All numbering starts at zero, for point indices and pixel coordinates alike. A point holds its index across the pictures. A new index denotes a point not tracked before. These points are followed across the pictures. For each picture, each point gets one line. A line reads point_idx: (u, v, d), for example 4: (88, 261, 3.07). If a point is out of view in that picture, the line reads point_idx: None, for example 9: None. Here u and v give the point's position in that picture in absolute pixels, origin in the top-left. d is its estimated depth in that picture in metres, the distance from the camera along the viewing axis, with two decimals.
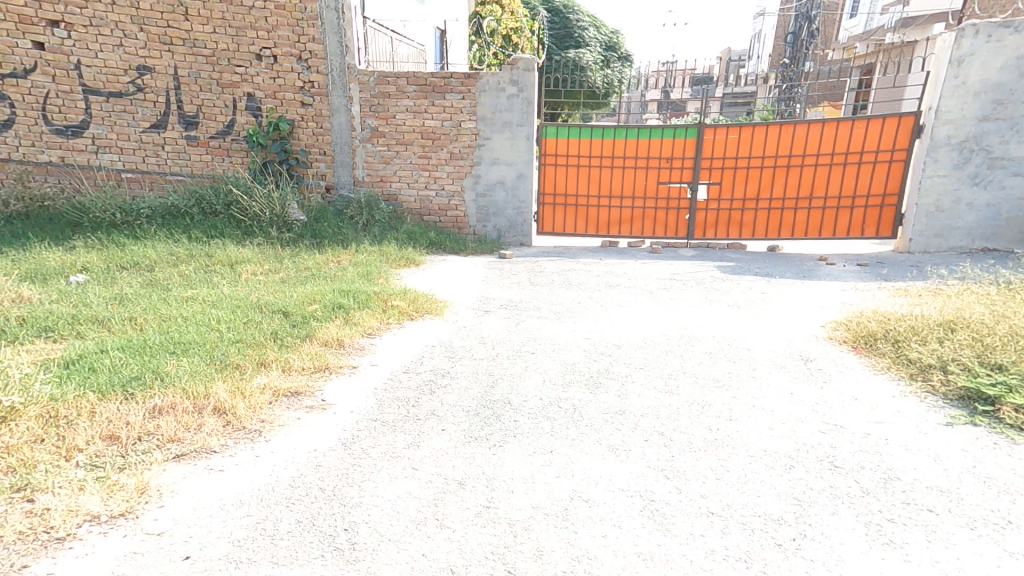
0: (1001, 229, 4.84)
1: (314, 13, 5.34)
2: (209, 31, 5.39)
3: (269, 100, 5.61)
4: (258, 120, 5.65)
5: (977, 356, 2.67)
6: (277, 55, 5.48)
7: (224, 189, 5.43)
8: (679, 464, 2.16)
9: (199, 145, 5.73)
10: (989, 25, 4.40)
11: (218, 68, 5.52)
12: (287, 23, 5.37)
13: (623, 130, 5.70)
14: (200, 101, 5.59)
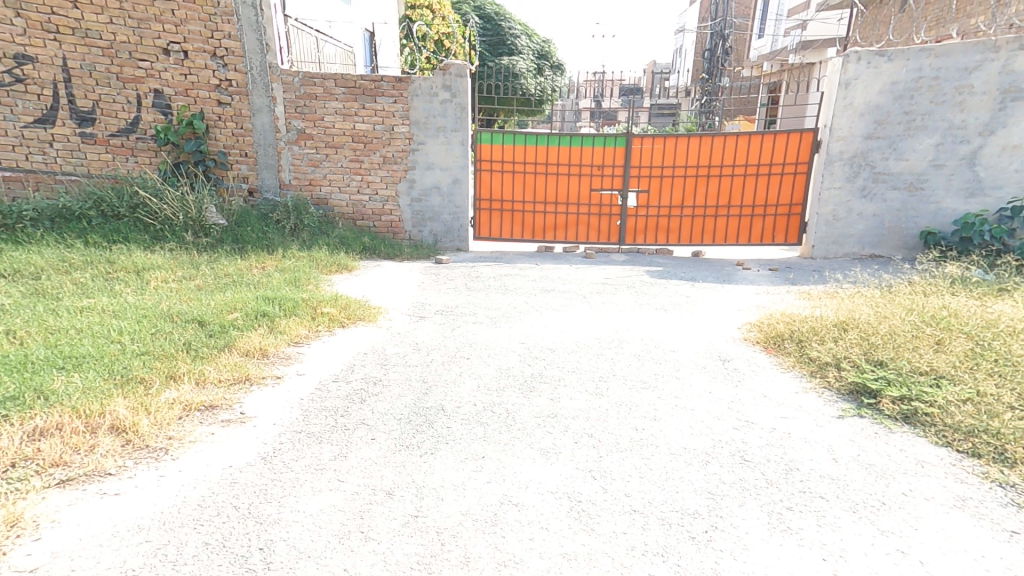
0: (886, 237, 5.29)
1: (228, 8, 5.13)
2: (104, 21, 5.06)
3: (180, 97, 5.33)
4: (167, 118, 5.36)
5: (864, 353, 2.95)
6: (186, 50, 5.22)
7: (127, 191, 5.10)
8: (606, 464, 2.25)
9: (96, 144, 5.36)
10: (869, 52, 4.87)
11: (117, 62, 5.18)
12: (197, 18, 5.13)
13: (555, 138, 5.84)
14: (96, 95, 5.23)
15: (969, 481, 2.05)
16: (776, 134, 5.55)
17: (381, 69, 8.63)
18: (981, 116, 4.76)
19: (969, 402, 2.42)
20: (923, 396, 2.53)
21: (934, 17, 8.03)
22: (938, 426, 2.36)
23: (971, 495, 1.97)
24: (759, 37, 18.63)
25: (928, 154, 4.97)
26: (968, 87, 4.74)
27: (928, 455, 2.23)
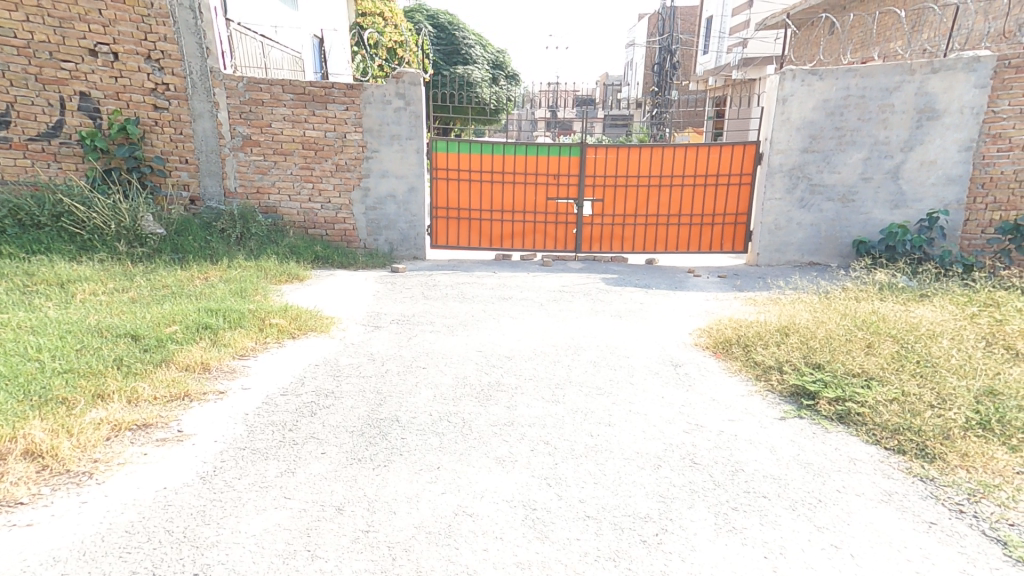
0: (822, 245, 5.56)
1: (163, 9, 4.95)
2: (20, 19, 4.78)
3: (111, 101, 5.10)
4: (96, 122, 5.11)
5: (804, 357, 3.09)
6: (117, 52, 5.00)
7: (51, 198, 4.80)
8: (561, 471, 2.26)
9: (11, 149, 5.05)
10: (803, 71, 5.15)
11: (37, 62, 4.90)
12: (129, 19, 4.93)
13: (511, 147, 5.88)
14: (11, 97, 4.93)
15: (895, 476, 2.17)
16: (720, 147, 5.78)
17: (332, 76, 8.50)
18: (902, 132, 5.08)
19: (895, 402, 2.57)
20: (856, 396, 2.67)
21: (858, 40, 8.60)
22: (868, 425, 2.50)
23: (896, 489, 2.09)
24: (704, 54, 19.38)
25: (858, 168, 5.27)
26: (890, 105, 5.06)
27: (860, 453, 2.35)
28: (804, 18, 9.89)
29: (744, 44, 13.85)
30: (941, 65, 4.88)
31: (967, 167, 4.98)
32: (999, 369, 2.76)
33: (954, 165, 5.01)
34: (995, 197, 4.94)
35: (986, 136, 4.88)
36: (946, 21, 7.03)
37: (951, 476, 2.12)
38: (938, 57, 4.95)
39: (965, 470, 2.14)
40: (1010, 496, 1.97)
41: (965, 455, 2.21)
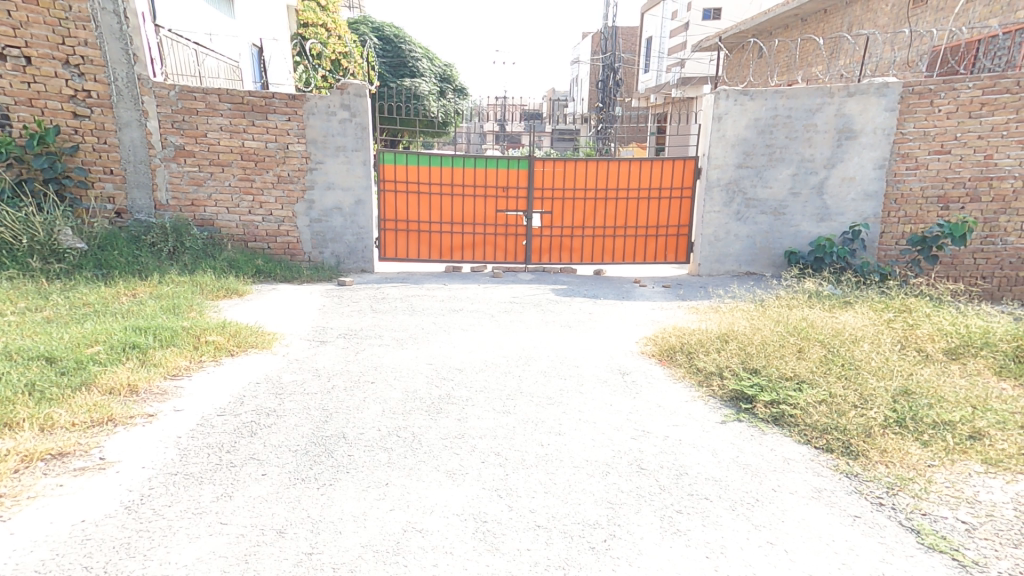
0: (758, 255, 5.85)
1: (83, 13, 4.69)
2: None
3: (25, 108, 4.78)
4: (8, 130, 4.77)
5: (742, 362, 3.24)
6: (31, 57, 4.69)
7: None
8: (512, 482, 2.26)
9: None
10: (735, 91, 5.44)
11: None
12: (44, 22, 4.64)
13: (460, 159, 5.90)
14: None
15: (824, 473, 2.30)
16: (661, 161, 6.00)
17: (273, 86, 8.27)
18: (825, 150, 5.45)
19: (823, 403, 2.73)
20: (789, 399, 2.82)
21: (784, 64, 9.22)
22: (800, 425, 2.63)
23: (826, 486, 2.22)
24: (643, 72, 20.16)
25: (786, 183, 5.60)
26: (814, 125, 5.43)
27: (793, 452, 2.47)
28: (736, 42, 10.50)
29: (683, 65, 14.54)
30: (856, 90, 5.28)
31: (881, 183, 5.39)
32: (912, 369, 2.98)
33: (870, 182, 5.41)
34: (907, 211, 5.37)
35: (897, 155, 5.30)
36: (859, 49, 7.65)
37: (872, 471, 2.27)
38: (853, 82, 5.36)
39: (885, 466, 2.29)
40: (923, 488, 2.13)
41: (885, 451, 2.36)
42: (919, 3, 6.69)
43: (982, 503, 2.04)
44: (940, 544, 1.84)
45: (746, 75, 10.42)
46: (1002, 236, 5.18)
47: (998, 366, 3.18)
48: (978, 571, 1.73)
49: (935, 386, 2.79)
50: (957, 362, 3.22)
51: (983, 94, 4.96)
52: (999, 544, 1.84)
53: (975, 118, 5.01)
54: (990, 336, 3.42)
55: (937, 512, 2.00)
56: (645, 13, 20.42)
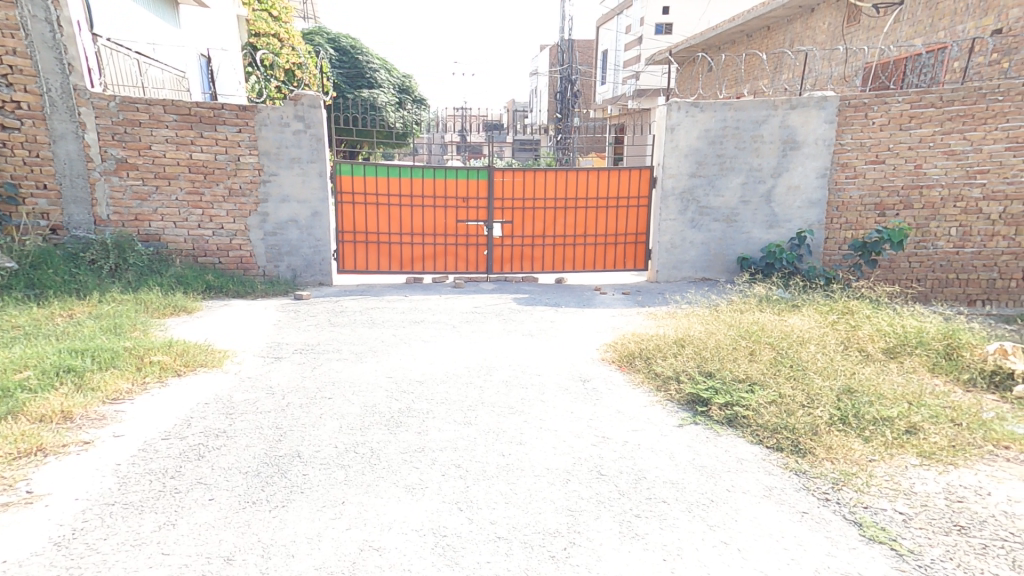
0: (713, 262, 6.03)
1: (11, 21, 4.46)
2: None
3: None
4: None
5: (697, 366, 3.32)
6: None
7: None
8: (473, 494, 2.24)
9: None
10: (686, 103, 5.62)
11: None
12: None
13: (419, 170, 5.87)
14: None
15: (774, 472, 2.37)
16: (619, 171, 6.12)
17: (224, 97, 8.06)
18: (772, 160, 5.68)
19: (773, 403, 2.83)
20: (741, 400, 2.90)
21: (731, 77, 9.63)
22: (752, 426, 2.71)
23: (776, 484, 2.29)
24: (601, 84, 20.67)
25: (737, 192, 5.80)
26: (760, 136, 5.65)
27: (746, 453, 2.54)
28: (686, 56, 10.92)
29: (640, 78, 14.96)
30: (797, 103, 5.53)
31: (824, 192, 5.65)
32: (854, 369, 3.13)
33: (814, 190, 5.67)
34: (847, 218, 5.66)
35: (837, 165, 5.57)
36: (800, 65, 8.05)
37: (819, 468, 2.36)
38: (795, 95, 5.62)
39: (830, 462, 2.39)
40: (864, 482, 2.23)
41: (830, 448, 2.46)
42: (853, 23, 7.12)
43: (917, 494, 2.15)
44: (879, 535, 1.93)
45: (696, 87, 10.82)
46: (933, 241, 5.51)
47: (932, 364, 3.38)
48: (913, 560, 1.81)
49: (875, 384, 2.93)
50: (895, 361, 3.40)
51: (911, 107, 5.27)
52: (931, 532, 1.94)
53: (906, 130, 5.32)
54: (924, 334, 3.61)
55: (877, 505, 2.10)
56: (602, 26, 20.85)
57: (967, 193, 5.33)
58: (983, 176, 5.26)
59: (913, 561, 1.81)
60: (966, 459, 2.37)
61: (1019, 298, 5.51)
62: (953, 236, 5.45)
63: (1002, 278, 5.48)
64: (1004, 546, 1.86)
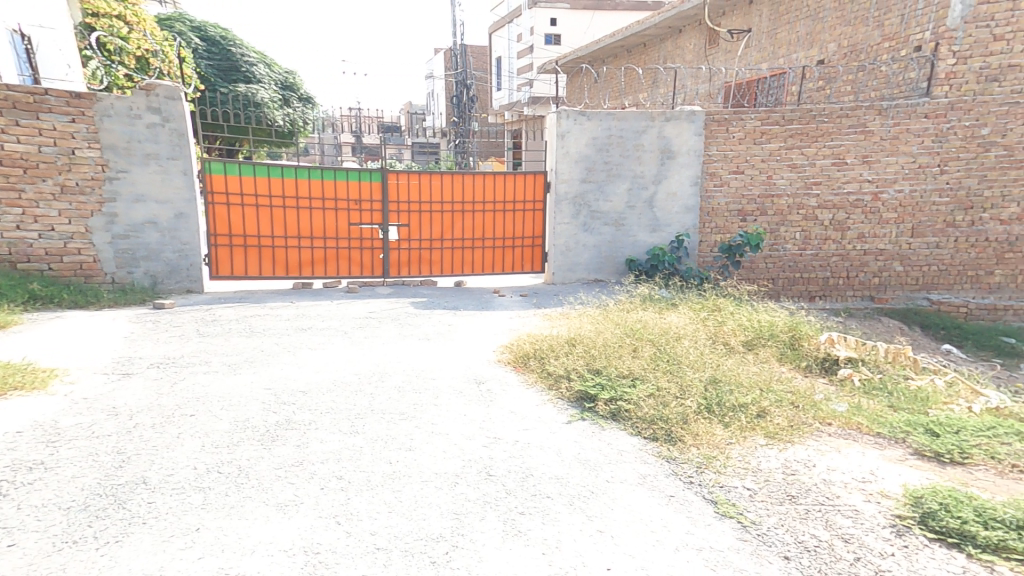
0: (604, 264, 6.32)
1: None
2: None
3: None
4: None
5: (587, 365, 3.45)
6: None
7: None
8: (353, 506, 2.16)
9: None
10: (574, 111, 5.86)
11: None
12: None
13: (306, 171, 5.60)
14: None
15: (650, 461, 2.52)
16: (515, 175, 6.24)
17: (46, 80, 7.03)
18: (652, 168, 6.08)
19: (652, 396, 3.01)
20: (624, 395, 3.06)
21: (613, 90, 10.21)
22: (633, 419, 2.87)
23: (650, 472, 2.43)
24: (497, 90, 21.10)
25: (623, 198, 6.14)
26: (641, 145, 6.03)
27: (626, 445, 2.68)
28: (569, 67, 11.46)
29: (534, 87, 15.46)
30: (671, 116, 5.97)
31: (697, 199, 6.15)
32: (719, 361, 3.42)
33: (689, 197, 6.15)
34: (717, 223, 6.20)
35: (706, 174, 6.09)
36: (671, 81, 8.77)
37: (686, 454, 2.55)
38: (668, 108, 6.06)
39: (695, 448, 2.59)
40: (722, 464, 2.44)
41: (696, 435, 2.66)
42: (713, 46, 8.30)
43: (762, 471, 2.39)
44: (730, 511, 2.12)
45: (582, 98, 11.41)
46: (783, 244, 6.19)
47: (780, 353, 3.81)
48: (755, 530, 2.01)
49: (736, 374, 3.22)
50: (752, 352, 3.78)
51: (762, 124, 5.91)
52: (770, 504, 2.16)
53: (758, 144, 5.96)
54: (776, 328, 4.03)
55: (730, 484, 2.30)
56: (494, 33, 21.31)
57: (807, 202, 6.06)
58: (817, 187, 6.01)
59: (755, 531, 2.01)
60: (801, 437, 2.68)
61: (845, 294, 6.30)
62: (797, 239, 6.16)
63: (833, 275, 6.25)
64: (820, 510, 2.12)
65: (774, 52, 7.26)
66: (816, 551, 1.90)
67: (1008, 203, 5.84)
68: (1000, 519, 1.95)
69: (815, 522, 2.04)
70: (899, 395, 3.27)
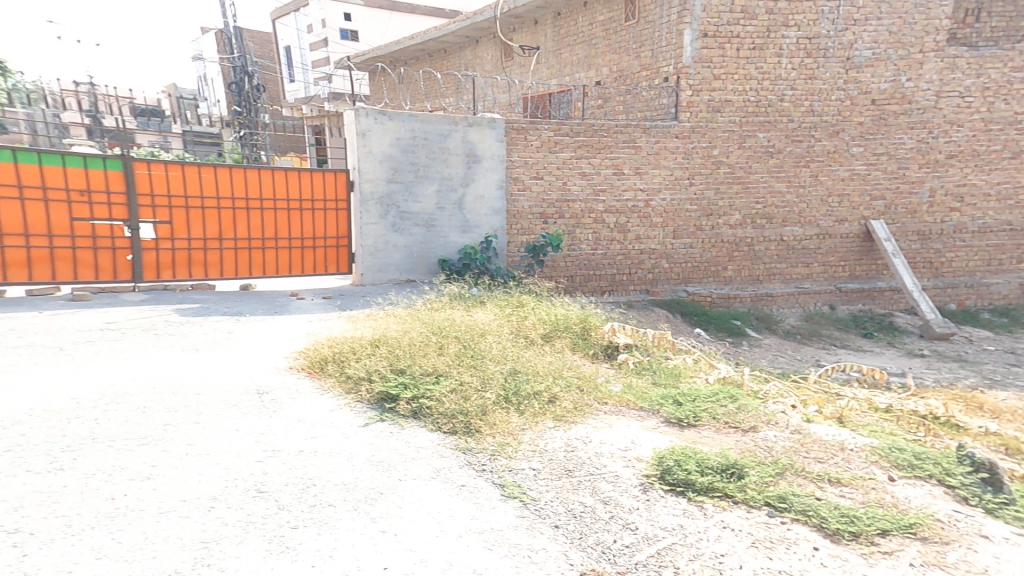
0: (415, 264, 6.26)
1: None
2: None
3: None
4: None
5: (390, 365, 3.33)
6: None
7: None
8: (44, 557, 1.72)
9: None
10: (373, 109, 5.73)
11: None
12: None
13: (23, 157, 5.00)
14: None
15: (446, 454, 2.52)
16: (307, 173, 6.02)
17: None
18: (459, 171, 6.23)
19: (455, 391, 3.02)
20: (427, 392, 3.02)
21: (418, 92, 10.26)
22: (434, 415, 2.84)
23: (445, 465, 2.42)
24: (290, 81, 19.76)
25: (433, 199, 6.19)
26: (447, 148, 6.14)
27: (424, 441, 2.64)
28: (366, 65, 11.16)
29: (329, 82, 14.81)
30: (473, 121, 6.19)
31: (503, 202, 6.48)
32: (519, 353, 3.61)
33: (495, 200, 6.44)
34: (521, 225, 6.60)
35: (510, 179, 6.45)
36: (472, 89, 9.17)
37: (482, 443, 2.60)
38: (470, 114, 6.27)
39: (491, 437, 2.66)
40: (514, 449, 2.55)
41: (494, 425, 2.75)
42: (510, 58, 8.95)
43: (548, 452, 2.55)
44: (514, 492, 2.22)
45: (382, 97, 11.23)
46: (579, 245, 6.86)
47: (575, 344, 4.19)
48: (532, 506, 2.13)
49: (534, 364, 3.43)
50: (550, 344, 4.09)
51: (556, 135, 6.47)
52: (551, 480, 2.31)
53: (553, 153, 6.50)
54: (576, 321, 4.41)
55: (520, 467, 2.41)
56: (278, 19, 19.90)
57: (597, 206, 6.79)
58: (603, 194, 6.78)
59: (533, 506, 2.13)
60: (584, 418, 2.95)
61: (627, 289, 7.19)
62: (590, 240, 6.87)
63: (618, 272, 7.10)
64: (592, 480, 2.32)
65: (561, 70, 8.13)
66: (581, 516, 2.07)
67: (732, 212, 7.24)
68: (711, 466, 2.39)
69: (580, 490, 2.25)
70: (660, 372, 3.85)
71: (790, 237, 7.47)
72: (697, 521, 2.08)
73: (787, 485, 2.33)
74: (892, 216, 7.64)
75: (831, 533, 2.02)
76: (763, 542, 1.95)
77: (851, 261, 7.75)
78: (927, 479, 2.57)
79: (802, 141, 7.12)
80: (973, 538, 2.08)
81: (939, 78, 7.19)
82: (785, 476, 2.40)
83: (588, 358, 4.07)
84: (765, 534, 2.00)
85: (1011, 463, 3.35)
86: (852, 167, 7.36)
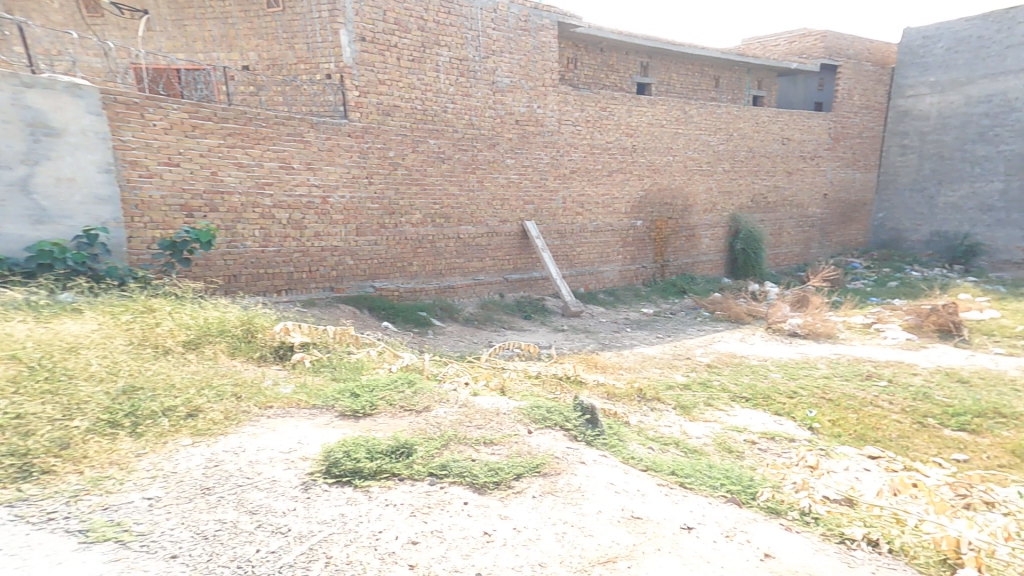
0: None
1: None
2: None
3: None
4: None
5: None
6: None
7: None
8: None
9: None
10: None
11: None
12: None
13: None
14: None
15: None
16: None
17: None
18: (18, 144, 6.03)
19: (20, 420, 3.53)
20: None
21: None
22: None
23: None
24: None
25: None
26: None
27: None
28: None
29: None
30: (35, 83, 6.09)
31: (113, 188, 6.70)
32: (134, 366, 4.48)
33: (99, 185, 6.59)
34: (151, 218, 7.01)
35: (126, 163, 6.77)
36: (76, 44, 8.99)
37: (59, 476, 3.19)
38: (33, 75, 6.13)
39: (89, 464, 3.34)
40: (118, 481, 3.20)
41: (87, 453, 3.43)
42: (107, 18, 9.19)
43: (174, 474, 3.35)
44: (103, 535, 2.71)
45: None
46: (242, 242, 7.75)
47: (234, 348, 5.47)
48: (134, 541, 2.70)
49: (166, 377, 4.44)
50: (195, 351, 5.15)
51: (190, 118, 7.13)
52: (172, 506, 3.02)
53: (191, 137, 7.18)
54: (223, 324, 5.59)
55: (129, 500, 3.04)
56: None
57: (259, 201, 7.84)
58: (268, 188, 7.89)
59: (137, 541, 2.70)
60: (226, 424, 4.07)
61: (308, 287, 8.42)
62: (257, 236, 7.85)
63: (296, 271, 8.27)
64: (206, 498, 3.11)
65: (189, 45, 8.96)
66: (214, 535, 2.79)
67: (412, 212, 9.41)
68: (384, 450, 3.73)
69: (213, 512, 3.00)
70: (342, 368, 5.58)
71: (465, 236, 10.21)
72: (356, 505, 3.17)
73: (452, 453, 3.91)
74: (538, 218, 11.31)
75: (479, 485, 3.54)
76: (420, 509, 3.21)
77: (512, 256, 10.98)
78: (553, 427, 4.75)
79: (466, 150, 9.96)
80: (574, 463, 4.08)
81: (558, 109, 11.17)
82: (445, 446, 4.00)
83: (248, 360, 5.41)
84: (421, 503, 3.27)
85: (607, 404, 6.82)
86: (508, 175, 10.64)
